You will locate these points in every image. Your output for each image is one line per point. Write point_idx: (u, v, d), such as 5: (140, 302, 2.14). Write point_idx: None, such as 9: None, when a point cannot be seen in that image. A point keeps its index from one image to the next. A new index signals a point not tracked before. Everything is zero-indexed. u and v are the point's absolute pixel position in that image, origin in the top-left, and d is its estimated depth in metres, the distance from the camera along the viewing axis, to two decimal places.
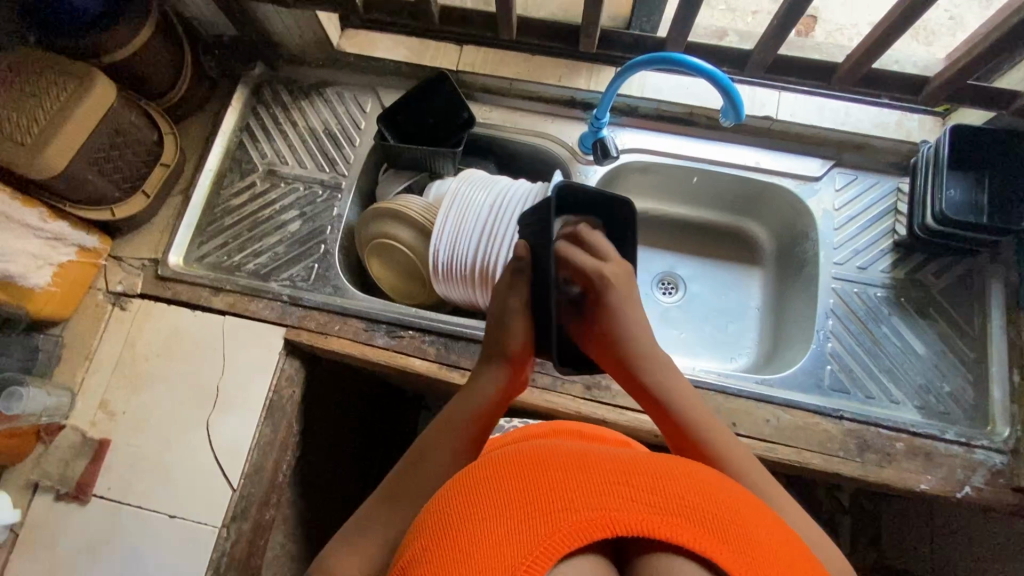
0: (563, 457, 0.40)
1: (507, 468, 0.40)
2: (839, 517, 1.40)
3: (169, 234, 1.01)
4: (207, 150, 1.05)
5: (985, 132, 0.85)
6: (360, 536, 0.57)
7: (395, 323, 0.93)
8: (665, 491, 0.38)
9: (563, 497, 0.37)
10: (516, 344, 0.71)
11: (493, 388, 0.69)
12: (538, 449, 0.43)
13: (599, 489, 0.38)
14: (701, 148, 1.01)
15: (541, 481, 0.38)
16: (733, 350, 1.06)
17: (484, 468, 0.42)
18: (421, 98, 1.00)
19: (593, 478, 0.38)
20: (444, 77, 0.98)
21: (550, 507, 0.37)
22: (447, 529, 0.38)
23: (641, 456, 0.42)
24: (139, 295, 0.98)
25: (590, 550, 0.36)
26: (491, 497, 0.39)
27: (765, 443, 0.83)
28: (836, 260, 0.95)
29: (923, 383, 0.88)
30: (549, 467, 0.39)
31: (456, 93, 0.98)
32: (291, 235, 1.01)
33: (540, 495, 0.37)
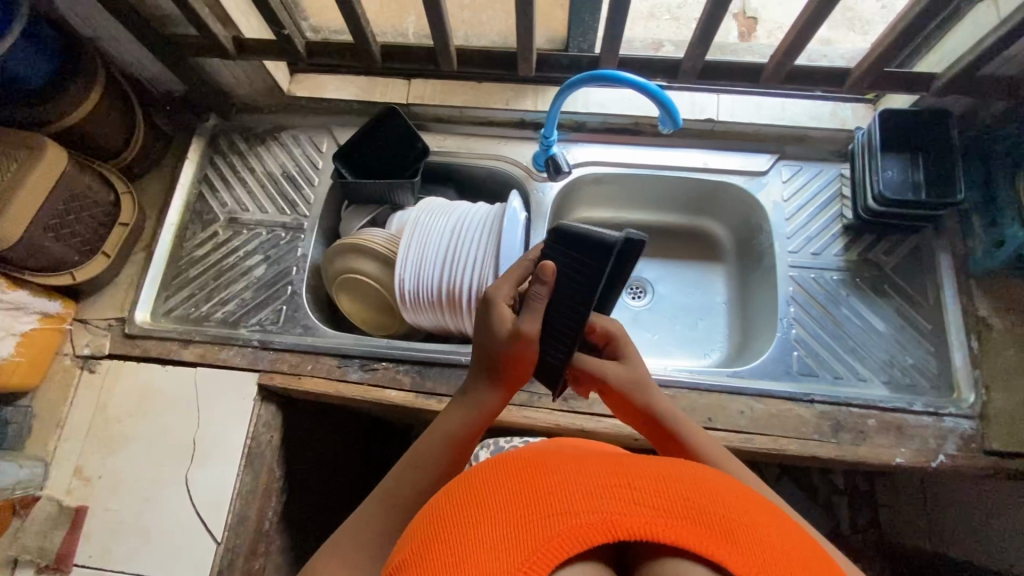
0: (565, 463, 0.36)
1: (503, 471, 0.37)
2: (835, 500, 1.42)
3: (134, 290, 1.01)
4: (166, 205, 1.06)
5: (913, 114, 0.89)
6: (353, 547, 0.57)
7: (368, 356, 0.93)
8: (673, 490, 0.34)
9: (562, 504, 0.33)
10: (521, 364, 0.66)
11: (490, 403, 0.67)
12: (541, 453, 0.39)
13: (602, 490, 0.34)
14: (650, 155, 1.04)
15: (541, 483, 0.35)
16: (705, 346, 1.08)
17: (484, 468, 0.38)
18: (373, 132, 1.01)
19: (596, 481, 0.34)
20: (394, 111, 0.99)
21: (550, 513, 0.33)
22: (438, 532, 0.35)
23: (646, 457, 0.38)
24: (108, 355, 0.97)
25: (590, 556, 0.33)
26: (490, 499, 0.35)
27: (742, 434, 0.85)
28: (790, 249, 0.98)
29: (886, 358, 0.90)
30: (546, 470, 0.36)
31: (407, 126, 0.99)
32: (256, 280, 1.01)
33: (536, 500, 0.34)
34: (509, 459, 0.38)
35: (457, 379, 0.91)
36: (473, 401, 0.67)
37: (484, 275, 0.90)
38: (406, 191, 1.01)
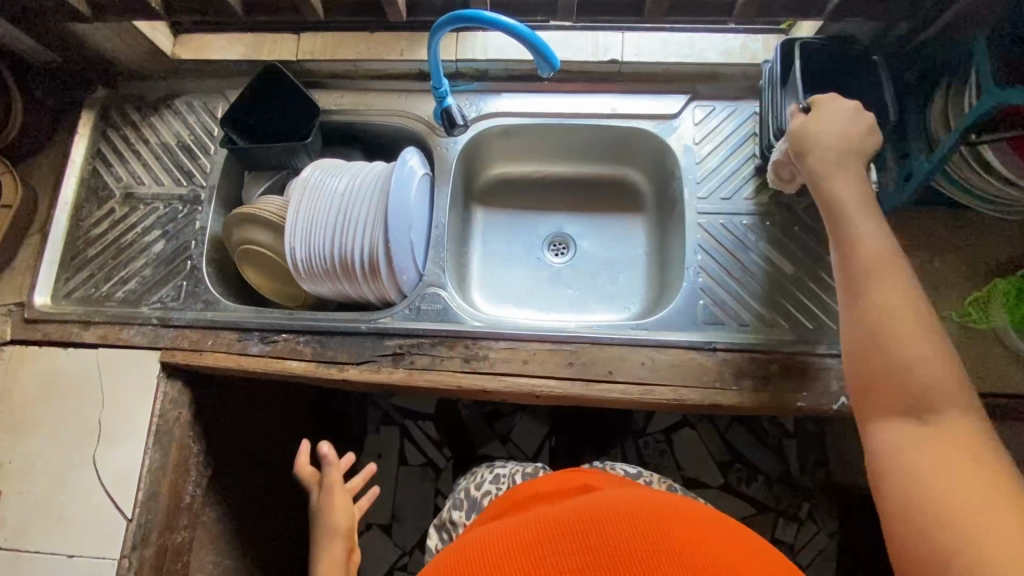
0: (510, 541, 0.45)
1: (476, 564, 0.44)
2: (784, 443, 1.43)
3: (32, 273, 0.98)
4: (59, 184, 1.02)
5: (817, 42, 0.83)
6: None
7: (268, 329, 0.92)
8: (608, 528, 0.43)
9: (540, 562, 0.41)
10: (340, 518, 0.86)
11: (336, 558, 0.83)
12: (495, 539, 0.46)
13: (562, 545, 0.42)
14: (558, 103, 0.99)
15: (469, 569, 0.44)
16: (626, 300, 1.06)
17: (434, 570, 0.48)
18: (260, 94, 0.96)
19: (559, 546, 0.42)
20: (279, 69, 0.94)
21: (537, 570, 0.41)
22: None
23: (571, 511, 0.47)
24: (10, 341, 0.95)
25: None
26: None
27: (643, 387, 0.83)
28: (700, 195, 0.95)
29: (795, 302, 0.88)
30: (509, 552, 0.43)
31: (294, 85, 0.95)
32: (156, 256, 0.99)
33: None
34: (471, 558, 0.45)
35: (359, 346, 0.90)
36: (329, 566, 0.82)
37: (376, 237, 0.87)
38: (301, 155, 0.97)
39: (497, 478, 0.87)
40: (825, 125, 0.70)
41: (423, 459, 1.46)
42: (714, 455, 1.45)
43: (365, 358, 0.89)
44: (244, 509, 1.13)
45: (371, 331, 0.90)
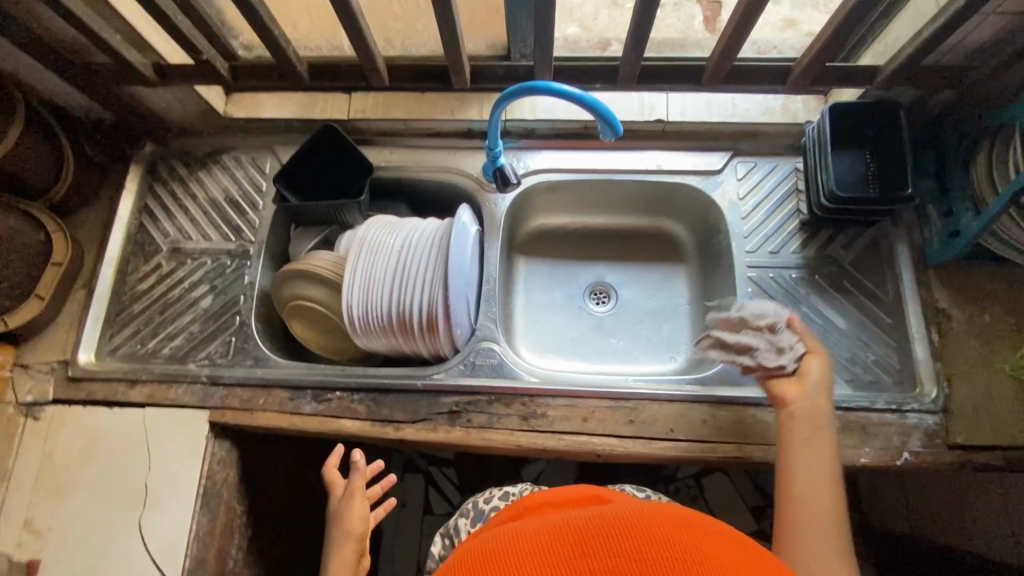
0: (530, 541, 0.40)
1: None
2: None
3: (76, 330, 0.97)
4: (105, 239, 1.02)
5: (861, 106, 0.86)
6: None
7: (321, 387, 0.91)
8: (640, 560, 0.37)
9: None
10: (359, 524, 0.79)
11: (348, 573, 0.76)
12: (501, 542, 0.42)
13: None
14: (603, 159, 1.02)
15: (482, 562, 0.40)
16: (671, 350, 1.06)
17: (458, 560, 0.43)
18: (313, 152, 0.98)
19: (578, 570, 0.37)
20: (332, 128, 0.96)
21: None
22: None
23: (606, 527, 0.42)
24: (52, 401, 0.93)
25: None
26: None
27: (705, 445, 0.83)
28: (749, 249, 0.96)
29: (849, 356, 0.89)
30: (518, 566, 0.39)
31: (346, 145, 0.97)
32: (203, 312, 0.98)
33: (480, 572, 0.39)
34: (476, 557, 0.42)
35: (415, 405, 0.89)
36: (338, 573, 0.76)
37: (435, 296, 0.88)
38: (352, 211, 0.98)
39: (506, 495, 0.84)
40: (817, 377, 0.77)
41: (450, 508, 1.43)
42: (747, 499, 1.43)
43: (421, 417, 0.88)
44: None
45: (427, 389, 0.89)
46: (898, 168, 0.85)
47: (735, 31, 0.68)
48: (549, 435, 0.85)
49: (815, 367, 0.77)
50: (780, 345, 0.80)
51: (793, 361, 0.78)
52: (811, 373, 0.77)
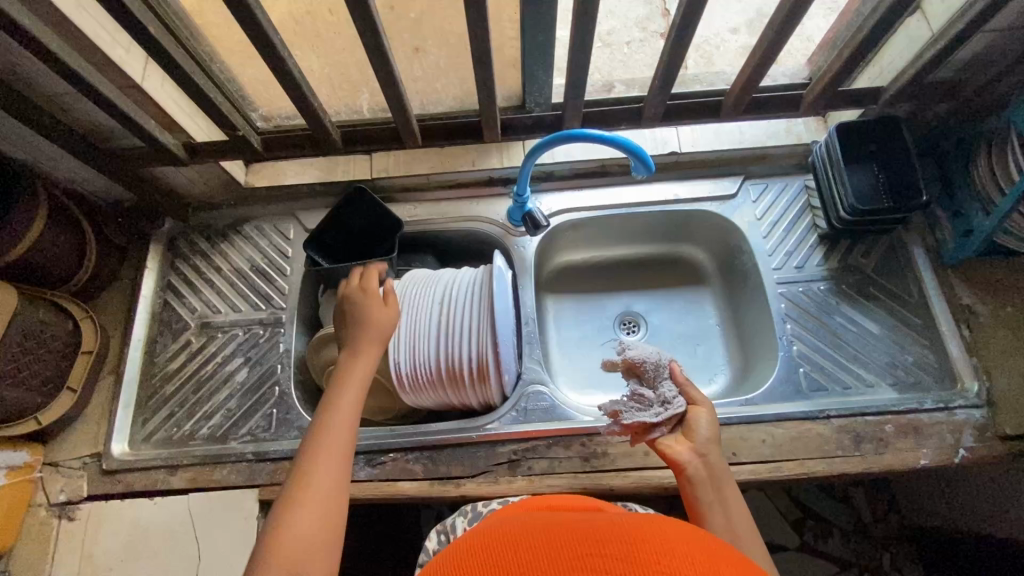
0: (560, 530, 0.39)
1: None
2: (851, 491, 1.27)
3: (107, 420, 0.93)
4: (131, 322, 0.99)
5: (864, 124, 0.92)
6: None
7: (373, 451, 0.88)
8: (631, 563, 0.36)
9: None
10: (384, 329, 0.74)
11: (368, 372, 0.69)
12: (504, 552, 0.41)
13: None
14: (622, 194, 1.05)
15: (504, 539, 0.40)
16: (709, 372, 1.06)
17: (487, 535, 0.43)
18: (342, 215, 0.99)
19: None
20: (361, 190, 0.97)
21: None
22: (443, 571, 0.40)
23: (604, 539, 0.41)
24: (88, 497, 0.89)
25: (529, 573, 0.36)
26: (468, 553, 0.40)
27: (769, 464, 0.84)
28: (775, 266, 1.00)
29: (888, 360, 0.92)
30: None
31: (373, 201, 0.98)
32: (240, 386, 0.96)
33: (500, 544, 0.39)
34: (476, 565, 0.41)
35: (472, 458, 0.87)
36: (351, 376, 0.68)
37: (483, 344, 0.87)
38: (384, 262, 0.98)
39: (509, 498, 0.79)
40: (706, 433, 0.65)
41: None
42: (785, 514, 1.27)
43: (480, 470, 0.86)
44: None
45: (484, 440, 0.88)
46: (909, 179, 0.90)
47: (758, 59, 0.73)
48: (613, 473, 0.84)
49: (702, 420, 0.66)
50: (660, 395, 0.68)
51: (666, 416, 0.66)
52: (699, 429, 0.66)
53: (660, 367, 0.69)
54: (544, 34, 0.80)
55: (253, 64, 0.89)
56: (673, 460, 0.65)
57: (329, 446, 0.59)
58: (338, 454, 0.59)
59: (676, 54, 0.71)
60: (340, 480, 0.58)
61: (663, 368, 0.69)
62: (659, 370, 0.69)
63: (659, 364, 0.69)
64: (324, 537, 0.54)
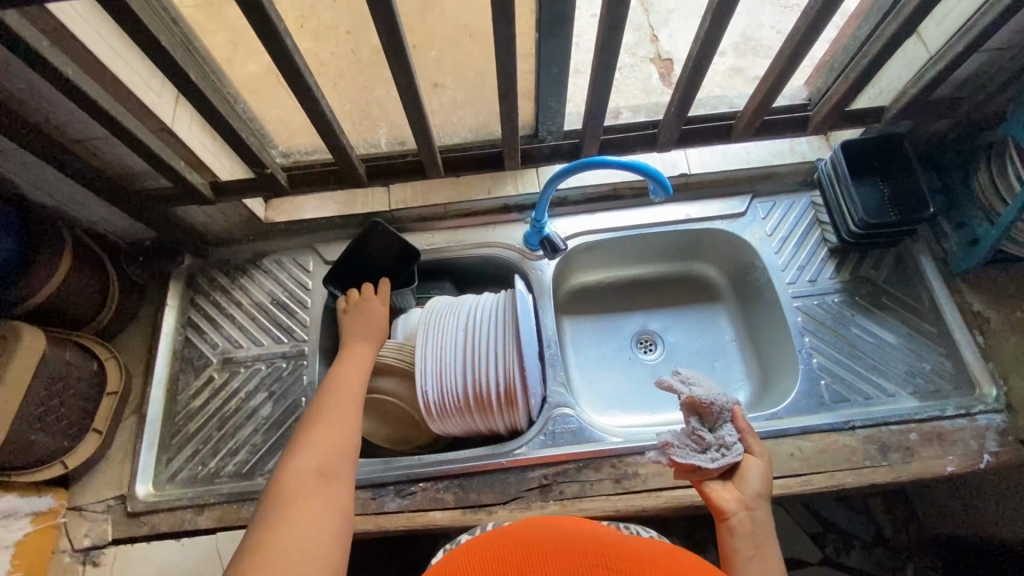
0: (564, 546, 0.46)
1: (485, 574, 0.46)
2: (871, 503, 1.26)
3: (131, 461, 0.92)
4: (152, 360, 0.99)
5: (867, 142, 0.96)
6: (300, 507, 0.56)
7: (403, 480, 0.88)
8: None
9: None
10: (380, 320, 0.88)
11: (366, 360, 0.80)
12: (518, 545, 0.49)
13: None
14: (634, 217, 1.08)
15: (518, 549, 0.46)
16: (729, 388, 1.07)
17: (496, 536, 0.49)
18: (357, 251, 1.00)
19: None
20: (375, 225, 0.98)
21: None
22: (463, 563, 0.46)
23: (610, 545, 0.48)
24: (113, 542, 0.87)
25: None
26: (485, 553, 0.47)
27: (799, 478, 0.84)
28: (788, 280, 1.02)
29: (907, 369, 0.93)
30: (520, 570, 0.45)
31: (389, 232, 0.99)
32: (265, 420, 0.95)
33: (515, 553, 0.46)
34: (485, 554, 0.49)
35: (503, 484, 0.87)
36: (353, 361, 0.79)
37: (509, 369, 0.88)
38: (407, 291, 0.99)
39: None
40: (755, 485, 0.66)
41: None
42: (806, 528, 1.25)
43: (512, 497, 0.86)
44: None
45: (513, 465, 0.87)
46: (914, 192, 0.93)
47: (773, 80, 0.76)
48: (646, 492, 0.84)
49: (755, 472, 0.67)
50: (719, 439, 0.70)
51: (721, 462, 0.68)
52: (751, 478, 0.67)
53: (723, 413, 0.71)
54: (559, 67, 0.84)
55: (277, 104, 0.91)
56: (718, 505, 0.65)
57: (337, 404, 0.69)
58: (344, 410, 0.69)
59: (696, 77, 0.75)
60: (347, 428, 0.67)
61: (726, 411, 0.72)
62: (723, 413, 0.72)
63: (724, 407, 0.72)
64: (329, 471, 0.61)
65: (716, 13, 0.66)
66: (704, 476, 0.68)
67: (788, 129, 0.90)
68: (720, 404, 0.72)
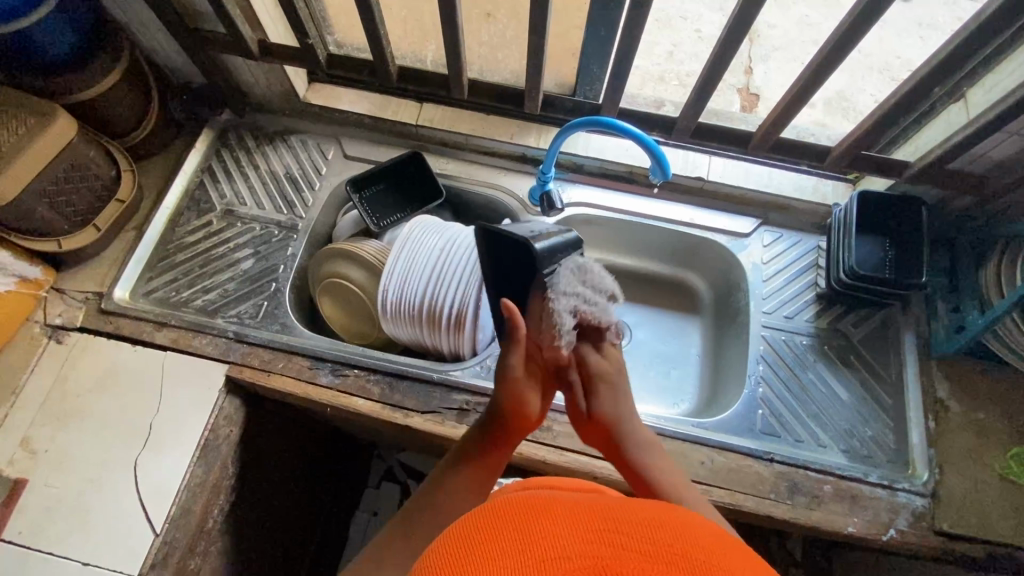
0: (568, 511, 0.38)
1: (477, 537, 0.36)
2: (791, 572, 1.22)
3: (118, 267, 1.01)
4: (165, 189, 1.07)
5: (886, 198, 0.94)
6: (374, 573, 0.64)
7: (341, 362, 0.94)
8: (660, 538, 0.36)
9: (549, 553, 0.34)
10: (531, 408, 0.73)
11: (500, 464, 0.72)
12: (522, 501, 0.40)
13: (586, 536, 0.35)
14: (641, 204, 1.09)
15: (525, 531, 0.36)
16: (676, 396, 1.08)
17: (482, 519, 0.38)
18: (394, 173, 1.07)
19: (585, 527, 0.36)
20: (416, 156, 1.06)
21: (541, 560, 0.34)
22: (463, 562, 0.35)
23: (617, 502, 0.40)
24: (79, 328, 0.96)
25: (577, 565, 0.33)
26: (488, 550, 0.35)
27: (700, 485, 0.86)
28: (765, 309, 1.02)
29: (847, 427, 0.92)
30: (525, 524, 0.36)
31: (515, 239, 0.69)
32: (242, 273, 1.02)
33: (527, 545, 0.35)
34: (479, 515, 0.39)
35: (427, 396, 0.91)
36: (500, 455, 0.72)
37: (467, 297, 0.92)
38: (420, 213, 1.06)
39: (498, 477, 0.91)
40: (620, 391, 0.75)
41: None
42: None
43: (431, 409, 0.90)
44: (254, 550, 1.05)
45: (441, 383, 0.92)
46: (914, 259, 0.92)
47: (798, 97, 0.79)
48: (553, 446, 0.87)
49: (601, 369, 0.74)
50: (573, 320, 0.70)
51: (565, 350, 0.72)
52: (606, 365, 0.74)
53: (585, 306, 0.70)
54: (606, 30, 0.86)
55: None
56: (582, 415, 0.75)
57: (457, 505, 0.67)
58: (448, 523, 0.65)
59: (717, 68, 0.76)
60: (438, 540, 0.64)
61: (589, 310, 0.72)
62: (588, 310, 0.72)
63: (554, 325, 0.68)
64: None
65: (744, 9, 0.68)
66: (570, 373, 0.76)
67: (809, 158, 0.89)
68: (568, 307, 0.68)
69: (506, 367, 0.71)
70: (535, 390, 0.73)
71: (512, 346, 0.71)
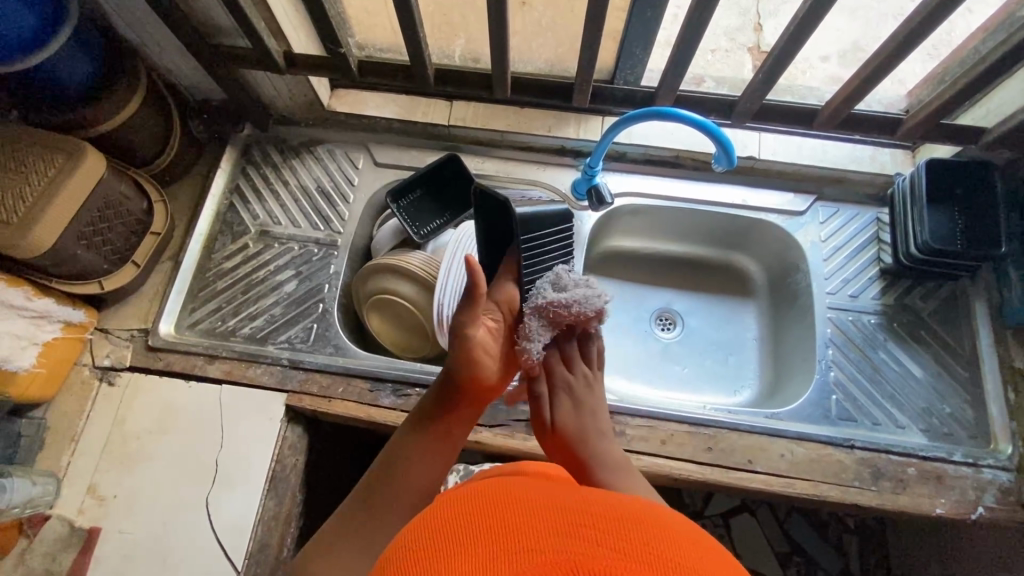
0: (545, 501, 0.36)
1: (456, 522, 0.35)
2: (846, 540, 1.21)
3: (159, 302, 0.98)
4: (196, 216, 1.03)
5: (955, 167, 0.90)
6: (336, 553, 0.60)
7: (401, 382, 0.91)
8: (635, 535, 0.32)
9: (518, 545, 0.31)
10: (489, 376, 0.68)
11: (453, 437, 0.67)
12: (508, 489, 0.38)
13: (559, 533, 0.32)
14: (690, 189, 1.04)
15: (499, 521, 0.34)
16: (736, 384, 1.06)
17: (455, 503, 0.37)
18: (432, 178, 1.03)
19: (559, 520, 0.33)
20: (456, 158, 1.01)
21: (509, 550, 0.31)
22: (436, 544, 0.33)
23: (606, 499, 0.37)
24: (129, 368, 0.93)
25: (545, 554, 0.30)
26: (460, 534, 0.33)
27: (782, 479, 0.84)
28: (829, 289, 0.98)
29: (925, 406, 0.90)
30: (505, 514, 0.34)
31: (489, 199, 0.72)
32: (287, 296, 0.99)
33: (500, 534, 0.33)
34: (465, 499, 0.37)
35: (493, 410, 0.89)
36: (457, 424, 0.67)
37: None
38: (460, 219, 1.02)
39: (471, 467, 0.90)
40: (595, 420, 0.71)
41: None
42: (773, 545, 1.21)
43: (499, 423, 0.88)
44: None
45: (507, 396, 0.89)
46: (987, 227, 0.88)
47: (872, 69, 0.74)
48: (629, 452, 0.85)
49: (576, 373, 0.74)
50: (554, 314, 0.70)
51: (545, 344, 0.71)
52: (577, 381, 0.74)
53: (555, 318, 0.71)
54: (653, 11, 0.80)
55: None
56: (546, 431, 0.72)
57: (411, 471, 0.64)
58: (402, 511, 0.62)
59: (794, 42, 0.71)
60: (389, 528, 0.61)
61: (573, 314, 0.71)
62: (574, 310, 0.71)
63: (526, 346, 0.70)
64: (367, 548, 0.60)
65: None
66: (536, 387, 0.75)
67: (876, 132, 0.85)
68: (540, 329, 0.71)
69: (462, 328, 0.65)
70: (490, 351, 0.68)
71: (468, 307, 0.64)
